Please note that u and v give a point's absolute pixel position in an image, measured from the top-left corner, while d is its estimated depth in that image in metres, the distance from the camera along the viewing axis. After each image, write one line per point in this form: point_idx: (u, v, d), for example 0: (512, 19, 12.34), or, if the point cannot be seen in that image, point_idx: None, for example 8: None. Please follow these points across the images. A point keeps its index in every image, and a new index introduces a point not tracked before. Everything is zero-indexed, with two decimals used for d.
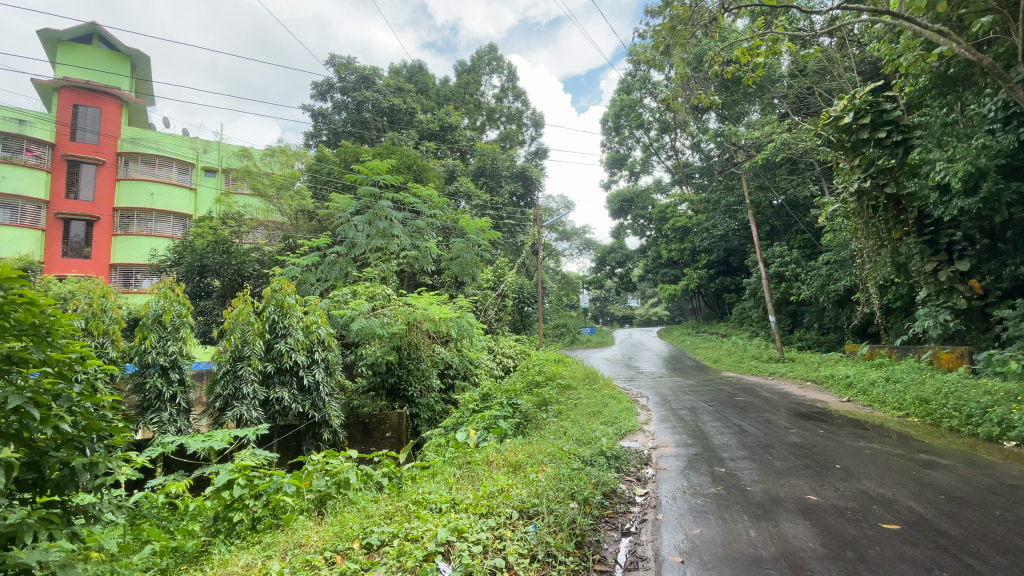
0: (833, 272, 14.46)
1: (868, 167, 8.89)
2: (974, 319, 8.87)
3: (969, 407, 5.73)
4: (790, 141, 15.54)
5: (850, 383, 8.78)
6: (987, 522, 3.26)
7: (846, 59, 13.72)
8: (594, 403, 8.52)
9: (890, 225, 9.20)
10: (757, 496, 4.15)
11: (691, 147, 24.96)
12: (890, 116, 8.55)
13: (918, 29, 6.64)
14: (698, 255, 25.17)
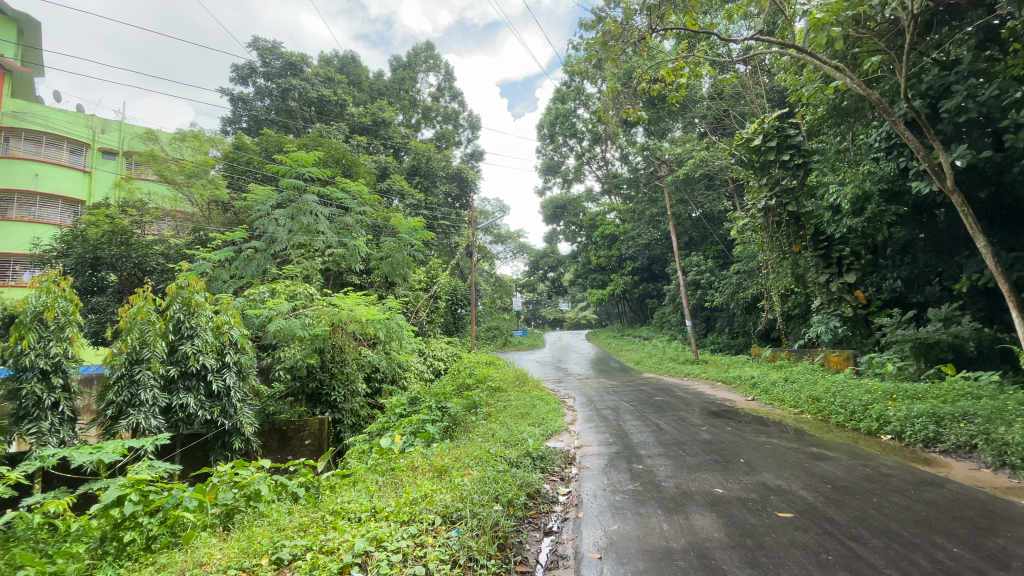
0: (742, 281, 15.72)
1: (774, 186, 10.21)
2: (859, 326, 9.94)
3: (853, 404, 6.42)
4: (707, 158, 16.76)
5: (754, 383, 9.56)
6: (866, 508, 3.66)
7: (757, 86, 15.04)
8: (523, 405, 8.63)
9: (791, 240, 10.33)
10: (670, 491, 4.39)
11: (620, 159, 26.13)
12: (792, 142, 9.72)
13: (819, 64, 7.41)
14: (625, 262, 26.40)
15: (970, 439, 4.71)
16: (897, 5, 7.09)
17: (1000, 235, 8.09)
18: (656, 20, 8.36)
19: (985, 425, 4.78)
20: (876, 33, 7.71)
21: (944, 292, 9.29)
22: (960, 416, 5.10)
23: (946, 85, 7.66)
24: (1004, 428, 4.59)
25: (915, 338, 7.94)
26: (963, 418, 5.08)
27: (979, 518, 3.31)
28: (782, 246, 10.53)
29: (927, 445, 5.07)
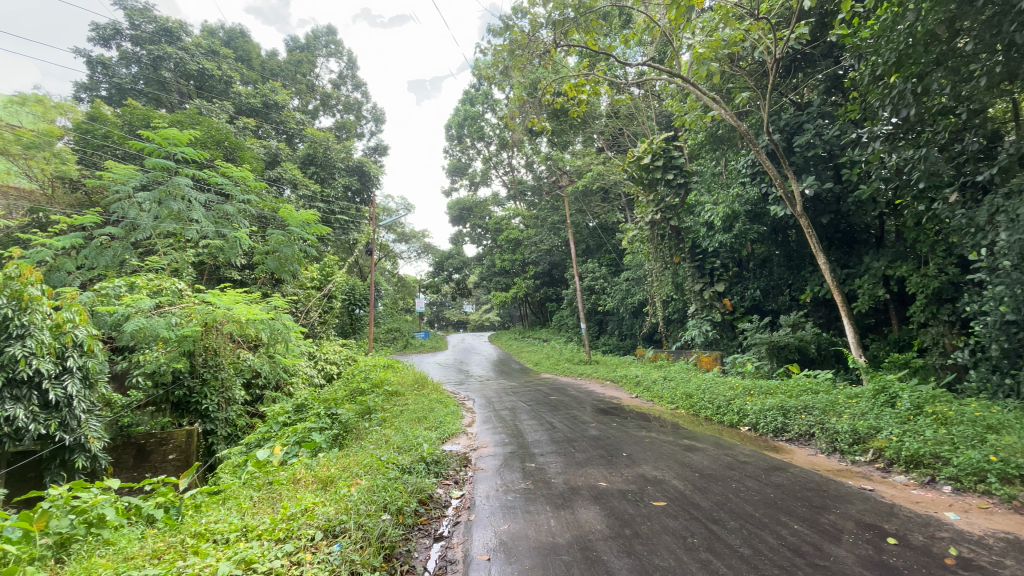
0: (631, 288, 16.93)
1: (659, 203, 11.20)
2: (726, 329, 11.26)
3: (719, 400, 7.20)
4: (603, 172, 17.89)
5: (638, 381, 10.34)
6: (726, 493, 4.10)
7: (649, 108, 16.36)
8: (421, 409, 8.45)
9: (672, 251, 11.64)
10: (559, 487, 4.56)
11: (525, 166, 26.87)
12: (676, 163, 10.71)
13: (699, 94, 8.28)
14: (527, 266, 27.15)
15: (809, 429, 5.50)
16: (763, 50, 8.11)
17: (835, 255, 9.59)
18: (560, 35, 8.68)
19: (821, 416, 5.60)
20: (746, 72, 8.75)
21: (793, 301, 10.69)
22: (802, 409, 5.93)
23: (799, 124, 8.91)
24: (834, 418, 5.42)
25: (770, 341, 9.12)
26: (804, 410, 5.92)
27: (815, 497, 3.85)
28: (665, 257, 11.87)
29: (776, 434, 5.84)
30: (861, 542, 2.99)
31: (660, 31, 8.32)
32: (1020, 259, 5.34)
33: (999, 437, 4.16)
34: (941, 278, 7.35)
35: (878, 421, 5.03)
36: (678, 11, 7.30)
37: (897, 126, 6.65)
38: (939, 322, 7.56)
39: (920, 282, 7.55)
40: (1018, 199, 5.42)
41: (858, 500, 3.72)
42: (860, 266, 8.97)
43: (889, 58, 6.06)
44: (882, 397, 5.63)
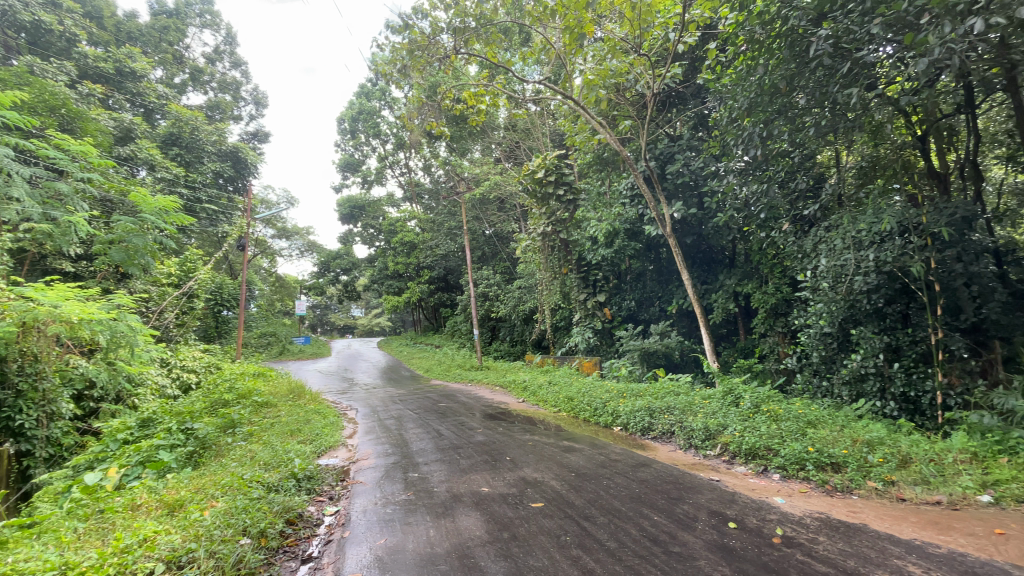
0: (523, 295, 17.35)
1: (551, 216, 11.83)
2: (605, 337, 12.15)
3: (597, 403, 7.69)
4: (500, 182, 18.34)
5: (525, 386, 10.67)
6: (598, 490, 4.36)
7: (544, 125, 17.11)
8: (295, 421, 7.82)
9: (561, 262, 12.35)
10: (441, 495, 4.52)
11: (423, 169, 26.48)
12: (566, 179, 11.37)
13: (589, 118, 8.90)
14: (421, 271, 26.65)
15: (670, 427, 6.11)
16: (644, 83, 8.91)
17: (697, 272, 10.82)
18: (461, 42, 8.72)
19: (680, 415, 6.25)
20: (629, 102, 9.58)
21: (662, 312, 11.78)
22: (665, 409, 6.56)
23: (671, 154, 9.93)
24: (691, 417, 6.08)
25: (642, 348, 9.98)
26: (667, 410, 6.56)
27: (673, 489, 4.27)
28: (554, 267, 12.43)
29: (644, 433, 6.38)
30: (709, 529, 3.37)
31: (556, 53, 8.78)
32: (833, 281, 6.44)
33: (814, 430, 4.99)
34: (777, 295, 8.65)
35: (725, 418, 5.75)
36: (571, 36, 7.76)
37: (748, 164, 7.71)
38: (775, 333, 8.88)
39: (762, 298, 8.84)
40: (834, 233, 6.56)
41: (708, 490, 4.19)
42: (717, 283, 10.24)
43: (743, 104, 6.99)
44: (729, 398, 6.46)
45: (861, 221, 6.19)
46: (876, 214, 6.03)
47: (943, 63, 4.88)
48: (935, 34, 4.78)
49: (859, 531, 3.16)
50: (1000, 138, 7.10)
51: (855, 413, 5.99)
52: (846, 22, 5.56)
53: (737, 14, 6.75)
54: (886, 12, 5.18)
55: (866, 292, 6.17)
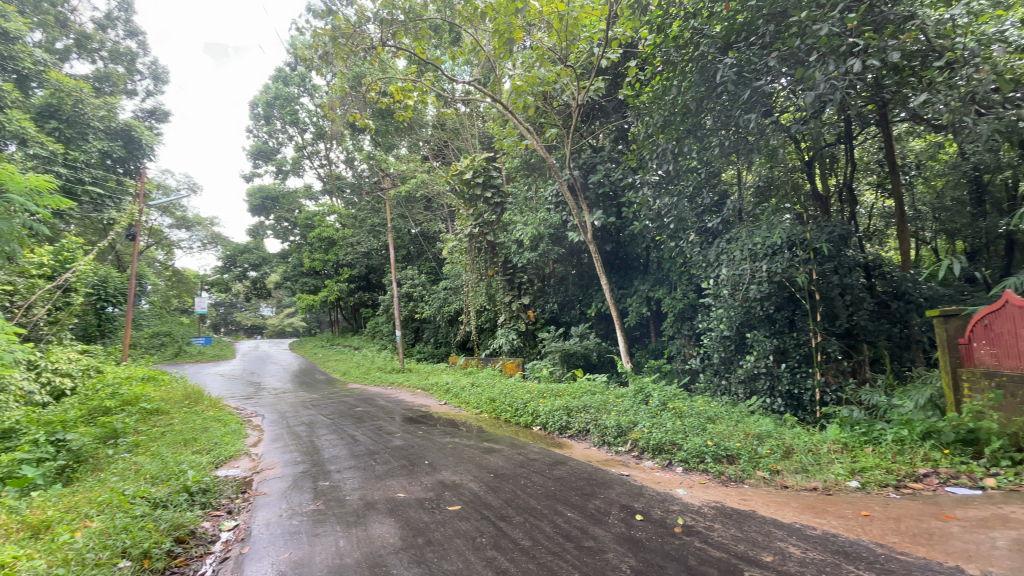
0: (448, 296, 17.14)
1: (478, 218, 11.80)
2: (528, 338, 12.19)
3: (517, 404, 7.79)
4: (426, 180, 18.09)
5: (447, 388, 10.55)
6: (515, 490, 4.41)
7: (472, 127, 17.13)
8: (190, 429, 7.12)
9: (487, 264, 12.24)
10: (353, 504, 4.33)
11: (345, 162, 25.42)
12: (494, 182, 11.46)
13: (517, 123, 9.05)
14: (340, 268, 25.52)
15: (586, 425, 6.33)
16: (570, 94, 9.20)
17: (615, 277, 11.36)
18: (388, 35, 8.48)
19: (595, 413, 6.51)
20: (556, 110, 9.87)
21: (581, 315, 12.22)
22: (582, 407, 6.80)
23: (594, 164, 10.34)
24: (605, 415, 6.35)
25: (563, 349, 10.28)
26: (583, 409, 6.79)
27: (586, 485, 4.44)
28: (480, 269, 12.33)
29: (561, 432, 6.57)
30: (618, 522, 3.53)
31: (485, 56, 8.83)
32: (732, 289, 7.05)
33: (713, 425, 5.42)
34: (684, 300, 9.29)
35: (636, 416, 6.07)
36: (500, 40, 7.83)
37: (662, 177, 8.20)
38: (681, 336, 9.53)
39: (671, 303, 9.46)
40: (733, 245, 7.20)
41: (619, 485, 4.39)
42: (632, 288, 10.81)
43: (658, 120, 7.43)
44: (640, 396, 6.84)
45: (756, 235, 6.83)
46: (769, 231, 6.68)
47: (827, 97, 5.53)
48: (820, 71, 5.41)
49: (748, 517, 3.47)
50: (870, 167, 8.15)
51: (748, 409, 6.59)
52: (748, 53, 6.16)
53: (654, 36, 7.04)
54: (781, 48, 5.89)
55: (759, 299, 6.79)
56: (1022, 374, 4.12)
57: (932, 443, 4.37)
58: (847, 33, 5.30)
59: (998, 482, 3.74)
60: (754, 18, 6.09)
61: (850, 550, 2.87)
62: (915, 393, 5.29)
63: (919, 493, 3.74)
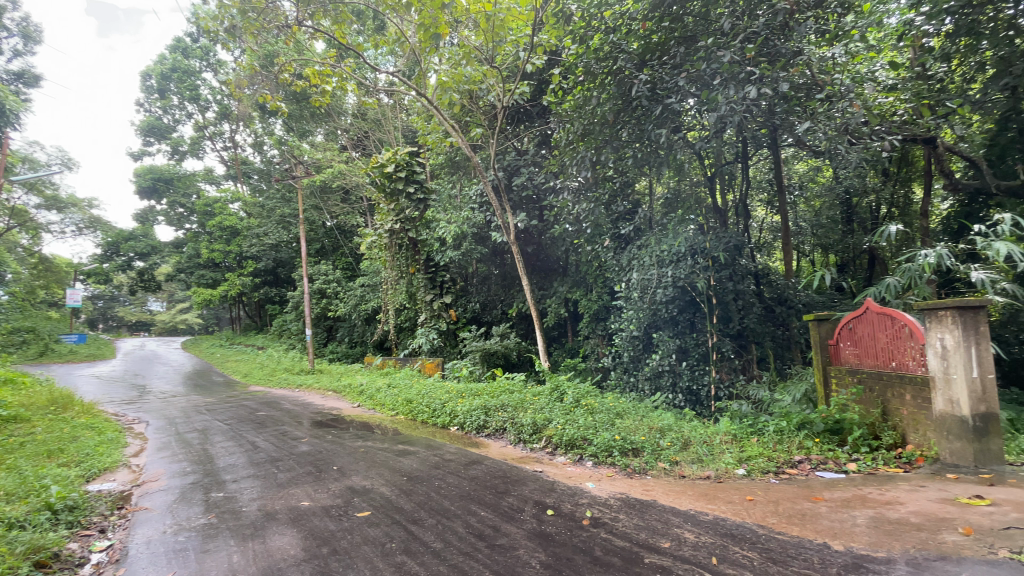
0: (365, 294, 16.49)
1: (399, 213, 11.31)
2: (449, 338, 11.94)
3: (434, 405, 7.66)
4: (344, 171, 17.28)
5: (361, 390, 10.13)
6: (429, 492, 4.32)
7: (395, 119, 16.63)
8: (56, 439, 6.20)
9: (408, 261, 11.65)
10: (251, 515, 4.00)
11: (253, 147, 23.57)
12: (417, 177, 11.19)
13: (442, 119, 8.91)
14: (244, 261, 23.56)
15: (503, 424, 6.37)
16: (495, 95, 9.20)
17: (536, 278, 11.60)
18: (305, 14, 7.97)
19: (512, 412, 6.58)
20: (482, 110, 9.87)
21: (503, 314, 12.31)
22: (499, 406, 6.84)
23: (517, 167, 10.45)
24: (521, 413, 6.44)
25: (483, 348, 10.31)
26: (500, 407, 6.84)
27: (500, 484, 4.46)
28: (401, 266, 11.68)
29: (479, 431, 6.56)
30: (529, 518, 3.59)
31: (410, 48, 8.57)
32: (642, 292, 7.50)
33: (621, 421, 5.70)
34: (598, 302, 9.69)
35: (551, 413, 6.23)
36: (425, 34, 7.67)
37: (582, 184, 8.34)
38: (596, 335, 9.93)
39: (587, 304, 9.83)
40: (643, 251, 7.64)
41: (532, 482, 4.47)
42: (552, 289, 11.08)
43: (578, 128, 7.63)
44: (555, 394, 7.03)
45: (664, 242, 7.31)
46: (675, 238, 7.17)
47: (727, 119, 6.03)
48: (723, 94, 5.88)
49: (649, 507, 3.68)
50: (762, 185, 9.04)
51: (653, 404, 7.03)
52: (661, 72, 6.56)
53: (576, 46, 7.31)
54: (690, 69, 6.26)
55: (665, 302, 7.29)
56: (877, 371, 4.78)
57: (806, 433, 4.93)
58: (745, 62, 5.87)
59: (856, 465, 4.32)
60: (666, 39, 6.57)
61: (737, 532, 3.15)
62: (793, 389, 5.96)
63: (794, 478, 4.20)
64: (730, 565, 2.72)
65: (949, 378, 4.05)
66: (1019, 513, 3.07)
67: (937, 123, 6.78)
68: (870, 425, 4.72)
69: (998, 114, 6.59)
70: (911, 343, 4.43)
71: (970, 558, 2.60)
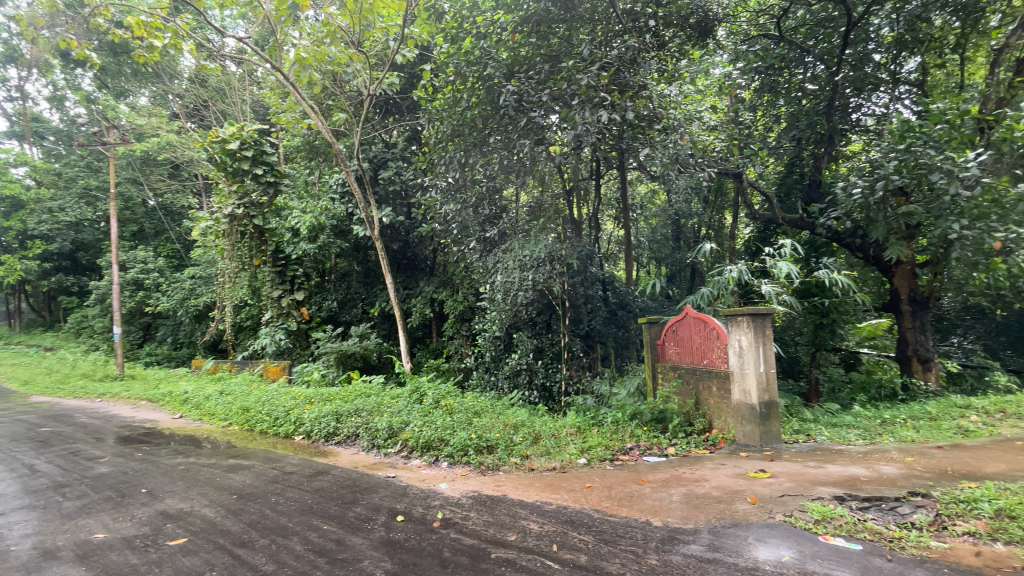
0: (196, 287, 14.32)
1: (243, 197, 10.02)
2: (299, 338, 10.86)
3: (277, 412, 6.94)
4: (175, 144, 14.87)
5: (186, 398, 8.74)
6: (263, 510, 3.88)
7: (243, 92, 14.83)
8: None
9: (252, 252, 10.41)
10: (18, 557, 3.16)
11: (48, 100, 19.08)
12: (267, 159, 10.02)
13: (298, 98, 8.17)
14: (28, 241, 18.85)
15: (355, 430, 6.02)
16: (362, 81, 8.68)
17: (400, 277, 11.22)
18: None
19: (366, 417, 6.25)
20: (346, 95, 9.29)
21: (363, 314, 11.65)
22: (353, 412, 6.44)
23: (384, 159, 10.08)
24: (377, 418, 6.15)
25: (339, 350, 9.66)
26: (354, 412, 6.46)
27: (347, 494, 4.19)
28: (242, 257, 10.37)
29: (328, 439, 6.10)
30: (377, 527, 3.44)
31: (264, 15, 7.65)
32: (504, 295, 7.72)
33: (478, 419, 5.79)
34: (464, 303, 9.74)
35: (409, 415, 6.06)
36: (284, 3, 6.96)
37: (451, 184, 8.10)
38: (460, 336, 9.94)
39: (452, 305, 9.83)
40: (507, 255, 7.88)
41: (383, 489, 4.28)
42: (417, 288, 10.84)
43: (447, 129, 7.63)
44: (414, 396, 6.87)
45: (526, 247, 7.63)
46: (535, 244, 7.56)
47: (583, 138, 6.50)
48: (580, 115, 6.37)
49: (500, 503, 3.79)
50: (611, 203, 9.99)
51: (511, 403, 7.28)
52: (527, 85, 6.80)
53: (447, 45, 7.36)
54: (553, 88, 6.68)
55: (524, 304, 7.62)
56: (694, 367, 5.59)
57: (638, 422, 5.54)
58: (599, 88, 6.39)
59: (675, 449, 4.98)
60: (533, 55, 6.92)
61: (576, 518, 3.40)
62: (629, 383, 6.68)
63: (626, 464, 4.69)
64: (568, 550, 2.92)
65: (743, 372, 4.89)
66: (788, 482, 3.83)
67: (744, 161, 8.17)
68: (686, 413, 5.53)
69: (786, 159, 8.60)
70: (717, 343, 5.26)
71: (754, 523, 3.15)
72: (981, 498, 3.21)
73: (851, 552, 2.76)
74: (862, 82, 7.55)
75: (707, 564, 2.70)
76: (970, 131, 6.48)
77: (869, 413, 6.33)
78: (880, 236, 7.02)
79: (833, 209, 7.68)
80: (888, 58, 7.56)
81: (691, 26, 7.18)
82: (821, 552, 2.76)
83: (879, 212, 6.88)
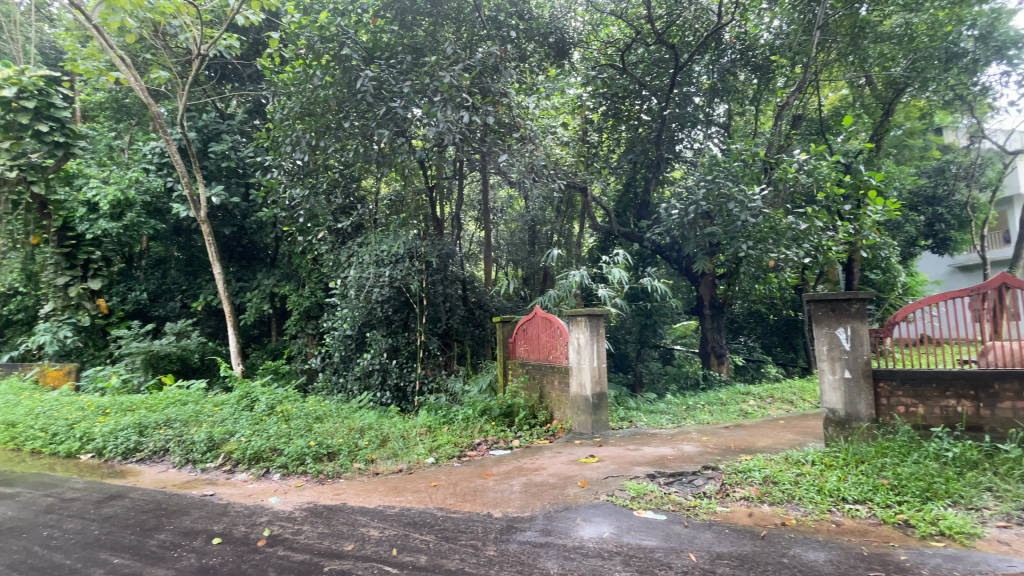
0: None
1: (17, 157, 7.99)
2: (94, 336, 9.01)
3: (56, 426, 5.62)
4: None
5: None
6: (27, 548, 3.11)
7: (26, 27, 11.80)
8: None
9: (30, 228, 8.36)
10: None
11: None
12: (57, 113, 8.00)
13: (104, 46, 6.75)
14: None
15: (165, 444, 5.17)
16: (190, 39, 7.39)
17: (234, 267, 9.90)
18: None
19: (180, 428, 5.39)
20: (172, 52, 7.97)
21: (183, 309, 9.94)
22: (162, 423, 5.51)
23: (217, 132, 8.83)
24: (194, 429, 5.35)
25: (149, 352, 8.15)
26: (164, 423, 5.52)
27: (150, 519, 3.57)
28: (13, 232, 8.29)
29: (126, 456, 5.14)
30: (186, 554, 2.99)
31: None
32: (357, 291, 7.31)
33: (319, 425, 5.40)
34: (311, 299, 8.98)
35: (235, 424, 5.38)
36: None
37: (298, 166, 7.38)
38: (305, 334, 9.16)
39: (297, 301, 8.98)
40: (362, 249, 7.51)
41: (197, 510, 3.74)
42: (253, 281, 9.64)
43: (295, 106, 6.88)
44: (244, 402, 6.15)
45: (384, 241, 7.39)
46: (394, 240, 7.37)
47: (444, 136, 6.46)
48: (442, 112, 6.34)
49: (337, 512, 3.58)
50: (472, 204, 10.15)
51: (359, 405, 6.98)
52: (387, 73, 6.57)
53: (299, 16, 6.81)
54: (415, 80, 6.53)
55: (379, 302, 7.34)
56: (540, 363, 5.98)
57: (487, 418, 5.72)
58: (461, 89, 6.45)
59: (519, 441, 5.27)
60: (394, 43, 6.77)
61: (418, 519, 3.37)
62: (482, 380, 6.83)
63: (472, 459, 4.80)
64: (408, 553, 2.88)
65: (580, 367, 5.35)
66: (612, 465, 4.30)
67: (590, 177, 8.98)
68: (530, 407, 5.91)
69: (624, 179, 9.66)
70: (561, 340, 5.68)
71: (582, 505, 3.48)
72: (753, 468, 3.97)
73: (657, 522, 3.21)
74: (683, 120, 8.80)
75: (540, 548, 2.89)
76: (757, 170, 7.91)
77: (678, 401, 7.43)
78: (692, 250, 8.28)
79: (658, 225, 8.86)
80: (705, 102, 8.92)
81: (550, 44, 8.09)
82: (635, 525, 3.15)
83: (691, 230, 8.06)
